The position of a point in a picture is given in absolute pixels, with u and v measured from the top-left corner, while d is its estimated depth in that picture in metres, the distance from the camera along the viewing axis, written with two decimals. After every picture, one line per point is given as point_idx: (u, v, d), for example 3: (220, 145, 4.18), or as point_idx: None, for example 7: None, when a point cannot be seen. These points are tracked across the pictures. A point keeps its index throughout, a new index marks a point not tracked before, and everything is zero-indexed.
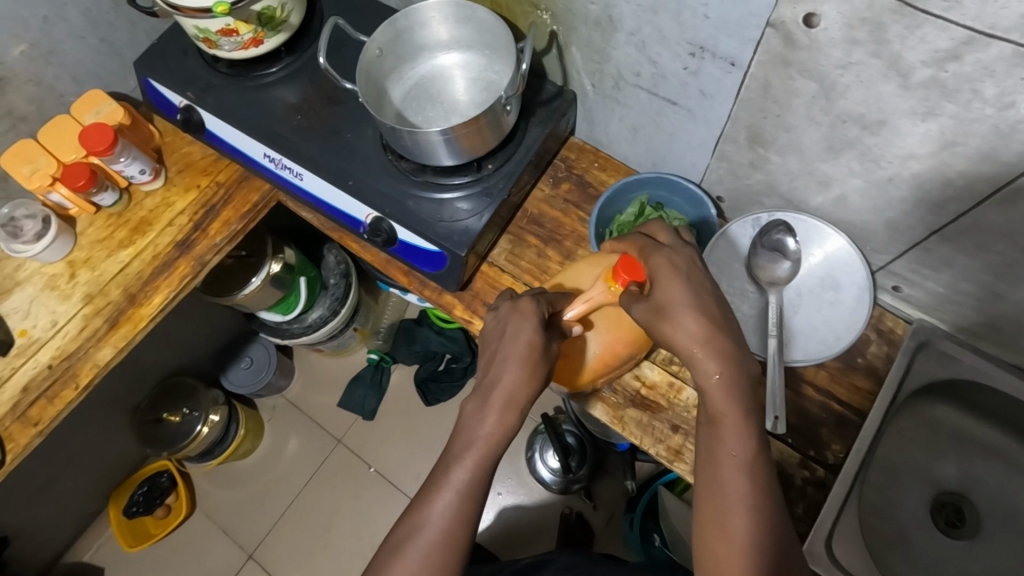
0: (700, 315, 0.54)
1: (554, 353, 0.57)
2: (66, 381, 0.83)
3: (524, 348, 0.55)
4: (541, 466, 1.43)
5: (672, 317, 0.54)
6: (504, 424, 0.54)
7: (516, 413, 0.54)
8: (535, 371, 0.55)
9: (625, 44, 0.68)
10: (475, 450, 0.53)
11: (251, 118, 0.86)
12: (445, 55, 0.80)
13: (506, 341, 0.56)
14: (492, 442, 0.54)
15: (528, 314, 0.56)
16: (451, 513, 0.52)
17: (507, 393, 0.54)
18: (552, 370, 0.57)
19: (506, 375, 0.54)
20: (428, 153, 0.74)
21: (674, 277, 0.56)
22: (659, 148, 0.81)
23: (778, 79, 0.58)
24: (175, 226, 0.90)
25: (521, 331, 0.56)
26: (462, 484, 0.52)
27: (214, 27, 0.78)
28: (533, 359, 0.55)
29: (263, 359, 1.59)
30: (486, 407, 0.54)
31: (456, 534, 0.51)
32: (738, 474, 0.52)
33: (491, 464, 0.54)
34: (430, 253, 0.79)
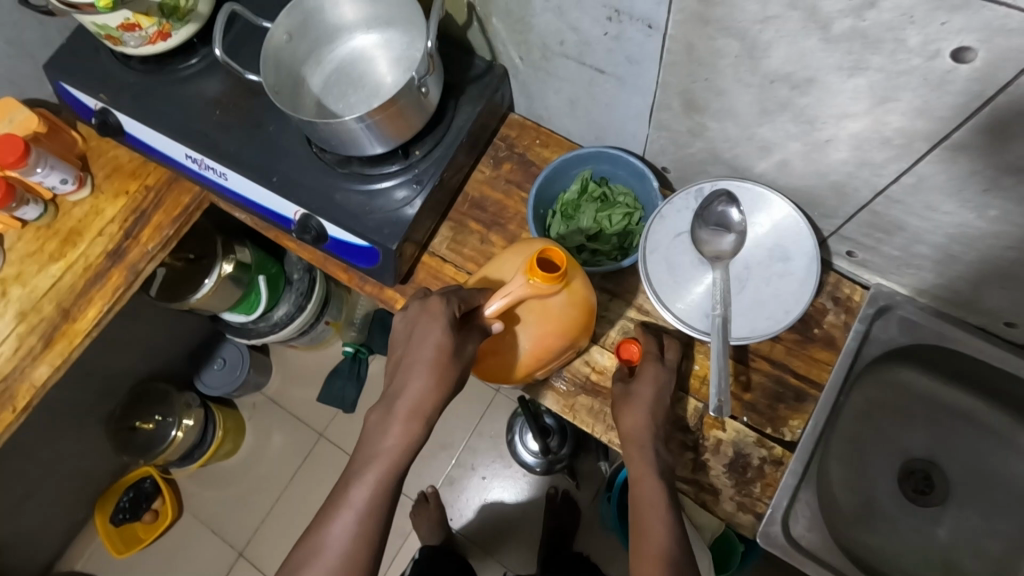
0: (649, 415, 0.65)
1: (466, 355, 0.57)
2: (3, 404, 0.80)
3: (431, 351, 0.56)
4: (523, 449, 1.43)
5: (631, 404, 0.66)
6: (407, 435, 0.56)
7: (419, 422, 0.56)
8: (444, 374, 0.56)
9: (542, 11, 0.63)
10: (378, 463, 0.55)
11: (170, 116, 0.82)
12: (364, 34, 0.75)
13: (416, 344, 0.57)
14: (394, 454, 0.56)
15: (434, 315, 0.57)
16: (350, 531, 0.54)
17: (412, 401, 0.56)
18: (464, 372, 0.58)
19: (410, 383, 0.56)
20: (353, 143, 0.70)
21: (652, 382, 0.67)
22: (598, 120, 0.77)
23: (699, 39, 0.53)
24: (105, 235, 0.87)
25: (430, 333, 0.57)
26: (361, 504, 0.55)
27: (113, 23, 0.73)
28: (442, 365, 0.56)
29: (236, 358, 1.56)
30: (390, 416, 0.56)
31: (359, 549, 0.54)
32: (659, 526, 0.59)
33: (394, 478, 0.56)
34: (361, 248, 0.75)
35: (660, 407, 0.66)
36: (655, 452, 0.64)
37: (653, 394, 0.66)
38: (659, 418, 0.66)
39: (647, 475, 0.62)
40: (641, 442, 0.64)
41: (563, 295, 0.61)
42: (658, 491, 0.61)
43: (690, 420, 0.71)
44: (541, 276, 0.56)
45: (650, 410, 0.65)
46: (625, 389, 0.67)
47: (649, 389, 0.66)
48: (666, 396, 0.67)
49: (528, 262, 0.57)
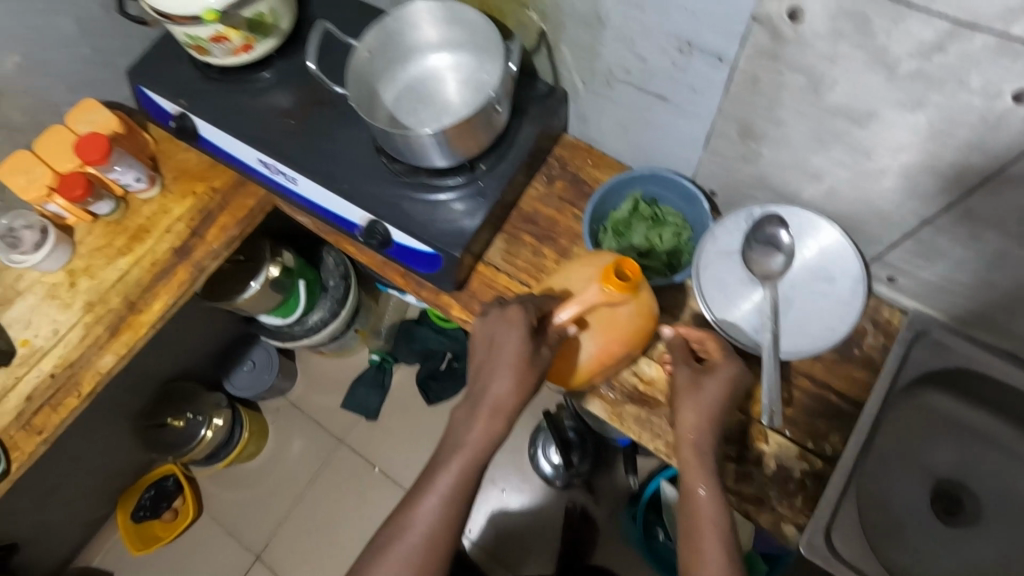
0: (711, 415, 0.65)
1: (542, 359, 0.64)
2: (70, 389, 0.84)
3: (512, 357, 0.63)
4: (543, 461, 1.44)
5: (697, 400, 0.66)
6: (489, 430, 0.64)
7: (500, 419, 0.65)
8: (524, 378, 0.64)
9: (612, 41, 0.67)
10: (462, 453, 0.64)
11: (245, 124, 0.86)
12: (436, 55, 0.80)
13: (499, 351, 0.64)
14: (476, 448, 0.64)
15: (514, 322, 0.64)
16: (435, 513, 0.62)
17: (494, 401, 0.64)
18: (541, 375, 0.65)
19: (493, 385, 0.64)
20: (425, 152, 0.74)
21: (722, 381, 0.66)
22: (651, 144, 0.81)
23: (766, 73, 0.58)
24: (172, 233, 0.91)
25: (510, 341, 0.64)
26: (446, 488, 0.63)
27: (204, 34, 0.79)
28: (523, 371, 0.64)
29: (264, 361, 1.59)
30: (475, 414, 0.65)
31: (442, 526, 0.62)
32: (714, 536, 0.60)
33: (474, 467, 0.64)
34: (425, 254, 0.79)
35: (723, 406, 0.66)
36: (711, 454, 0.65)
37: (720, 391, 0.66)
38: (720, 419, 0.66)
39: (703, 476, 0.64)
40: (699, 441, 0.65)
41: (631, 304, 0.65)
42: (713, 494, 0.63)
43: (735, 430, 0.74)
44: (615, 285, 0.60)
45: (714, 409, 0.65)
46: (692, 376, 0.67)
47: (718, 385, 0.66)
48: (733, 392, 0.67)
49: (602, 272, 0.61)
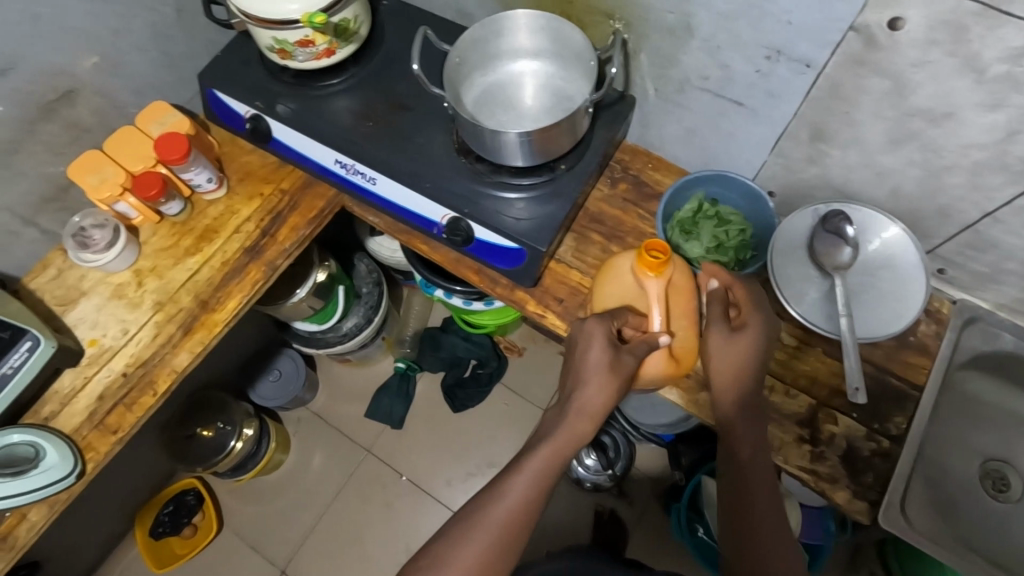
0: (744, 375, 0.73)
1: (630, 363, 0.72)
2: (143, 388, 0.83)
3: (599, 365, 0.72)
4: (577, 464, 1.43)
5: (736, 360, 0.73)
6: (575, 428, 0.73)
7: (586, 421, 0.73)
8: (612, 383, 0.72)
9: (697, 50, 0.73)
10: (550, 444, 0.71)
11: (322, 126, 0.89)
12: (513, 62, 0.85)
13: (586, 360, 0.72)
14: (559, 443, 0.72)
15: (597, 333, 0.73)
16: (518, 495, 0.69)
17: (584, 401, 0.73)
18: (626, 378, 0.72)
19: (586, 389, 0.72)
20: (507, 150, 0.77)
21: (756, 335, 0.74)
22: (714, 148, 0.86)
23: (851, 79, 0.64)
24: (242, 233, 0.92)
25: (593, 347, 0.72)
26: (532, 474, 0.70)
27: (292, 38, 0.82)
28: (610, 376, 0.72)
29: (291, 372, 1.57)
30: (564, 414, 0.73)
31: (525, 508, 0.68)
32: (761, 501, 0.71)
33: (559, 460, 0.72)
34: (508, 250, 0.83)
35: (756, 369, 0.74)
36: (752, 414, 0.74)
37: (751, 350, 0.73)
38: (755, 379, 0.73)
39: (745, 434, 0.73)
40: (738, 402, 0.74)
41: (678, 272, 0.77)
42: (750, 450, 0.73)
43: (805, 414, 0.79)
44: (653, 267, 0.73)
45: (749, 372, 0.73)
46: (729, 335, 0.75)
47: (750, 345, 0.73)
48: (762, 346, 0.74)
49: (641, 268, 0.75)
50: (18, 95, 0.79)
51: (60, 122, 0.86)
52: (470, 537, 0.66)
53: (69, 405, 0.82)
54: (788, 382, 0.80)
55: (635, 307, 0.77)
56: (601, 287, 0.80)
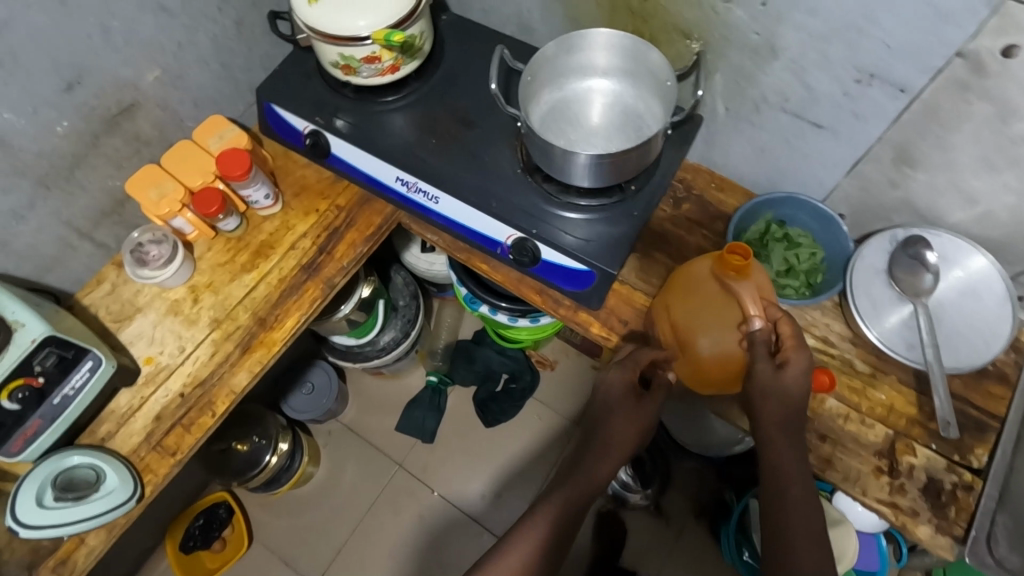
0: (791, 405, 0.70)
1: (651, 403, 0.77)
2: (202, 408, 0.81)
3: (620, 401, 0.75)
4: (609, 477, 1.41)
5: (777, 393, 0.70)
6: (601, 467, 0.74)
7: (610, 458, 0.75)
8: (636, 420, 0.76)
9: (780, 71, 0.71)
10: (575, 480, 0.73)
11: (384, 142, 0.87)
12: (581, 80, 0.83)
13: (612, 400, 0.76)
14: (581, 482, 0.73)
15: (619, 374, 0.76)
16: (545, 529, 0.69)
17: (609, 439, 0.75)
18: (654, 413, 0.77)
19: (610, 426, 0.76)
20: (579, 171, 0.75)
21: (803, 371, 0.70)
22: (783, 169, 0.85)
23: (952, 103, 0.62)
24: (298, 250, 0.90)
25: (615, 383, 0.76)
26: (557, 508, 0.71)
27: (359, 55, 0.81)
28: (634, 415, 0.76)
29: (324, 385, 1.53)
30: (589, 450, 0.76)
31: (550, 546, 0.69)
32: (799, 516, 0.64)
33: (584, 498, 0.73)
34: (576, 272, 0.81)
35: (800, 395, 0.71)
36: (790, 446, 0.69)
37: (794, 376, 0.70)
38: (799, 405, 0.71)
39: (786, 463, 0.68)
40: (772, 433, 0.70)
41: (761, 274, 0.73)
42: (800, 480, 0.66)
43: (883, 444, 0.77)
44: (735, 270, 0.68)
45: (787, 395, 0.70)
46: (775, 372, 0.69)
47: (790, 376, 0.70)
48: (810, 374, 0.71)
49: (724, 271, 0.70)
50: (84, 108, 0.78)
51: (122, 134, 0.84)
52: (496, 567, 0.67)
53: (126, 425, 0.80)
54: (864, 412, 0.78)
55: (706, 312, 0.73)
56: (677, 297, 0.77)
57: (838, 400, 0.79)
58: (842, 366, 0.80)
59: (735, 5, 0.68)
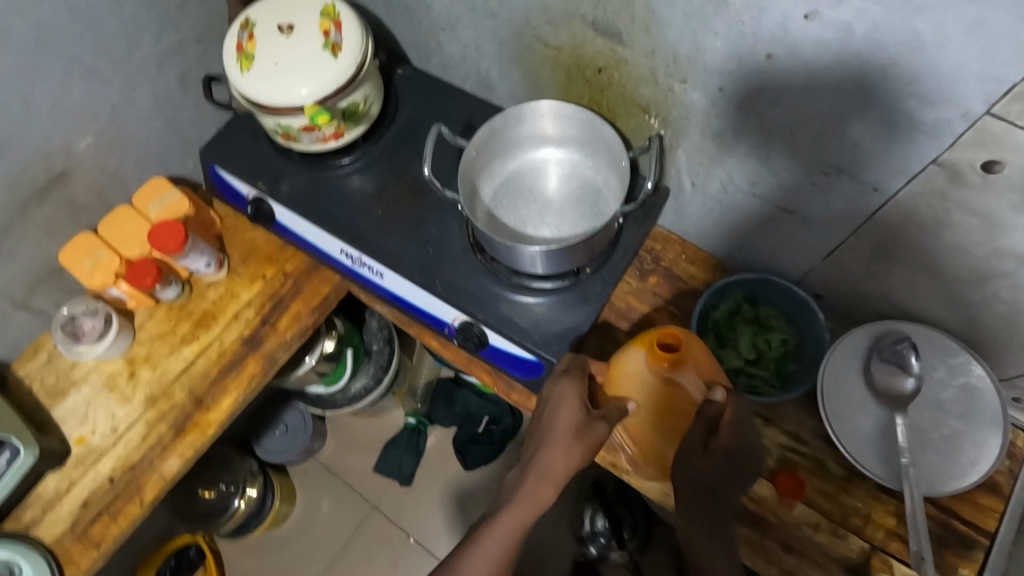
0: (721, 474, 0.60)
1: (603, 431, 0.61)
2: (130, 496, 0.77)
3: (566, 428, 0.60)
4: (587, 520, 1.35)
5: (709, 460, 0.60)
6: (541, 499, 0.57)
7: (553, 487, 0.58)
8: (583, 451, 0.59)
9: (745, 155, 0.64)
10: (509, 519, 0.55)
11: (329, 212, 0.82)
12: (536, 149, 0.77)
13: (551, 423, 0.61)
14: (518, 522, 0.56)
15: (567, 394, 0.63)
16: None
17: (552, 468, 0.58)
18: (597, 448, 0.60)
19: (552, 454, 0.58)
20: (524, 259, 0.70)
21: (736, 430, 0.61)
22: (755, 247, 0.77)
23: (930, 210, 0.55)
24: (241, 320, 0.86)
25: (562, 410, 0.62)
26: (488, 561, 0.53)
27: (296, 124, 0.76)
28: (575, 442, 0.59)
29: (298, 424, 1.50)
30: (523, 480, 0.58)
31: None
32: None
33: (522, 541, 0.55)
34: (525, 360, 0.75)
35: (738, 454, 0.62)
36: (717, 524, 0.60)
37: (730, 454, 0.61)
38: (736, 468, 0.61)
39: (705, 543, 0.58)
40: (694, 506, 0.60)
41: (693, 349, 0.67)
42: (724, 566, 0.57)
43: (857, 560, 0.68)
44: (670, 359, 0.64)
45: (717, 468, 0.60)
46: (704, 443, 0.60)
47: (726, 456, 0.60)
48: (748, 440, 0.62)
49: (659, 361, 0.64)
50: (10, 181, 0.75)
51: (54, 202, 0.81)
52: None
53: (51, 512, 0.77)
54: (837, 520, 0.70)
55: (655, 413, 0.66)
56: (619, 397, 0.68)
57: (808, 505, 0.71)
58: (813, 468, 0.72)
59: (692, 87, 0.61)
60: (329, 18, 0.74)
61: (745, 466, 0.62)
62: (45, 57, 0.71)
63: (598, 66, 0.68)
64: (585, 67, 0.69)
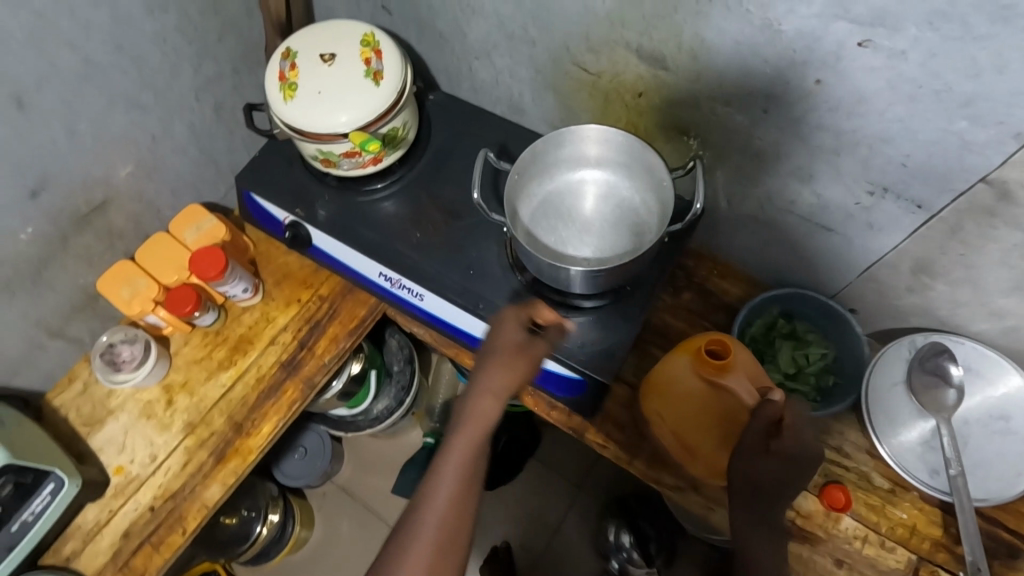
0: (782, 481, 0.58)
1: (545, 345, 0.57)
2: (172, 525, 0.77)
3: (507, 347, 0.56)
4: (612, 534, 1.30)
5: (765, 463, 0.58)
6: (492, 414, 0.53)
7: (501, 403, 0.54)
8: (528, 365, 0.56)
9: (786, 175, 0.66)
10: (462, 441, 0.51)
11: (366, 236, 0.82)
12: (573, 169, 0.78)
13: (492, 343, 0.57)
14: (472, 442, 0.51)
15: (510, 317, 0.58)
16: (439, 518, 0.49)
17: (499, 384, 0.54)
18: (541, 361, 0.57)
19: (494, 373, 0.54)
20: (569, 279, 0.71)
21: (799, 434, 0.58)
22: (790, 264, 0.78)
23: (974, 226, 0.57)
24: (278, 344, 0.86)
25: (505, 327, 0.58)
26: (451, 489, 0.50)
27: (339, 150, 0.76)
28: (520, 356, 0.56)
29: (318, 448, 1.47)
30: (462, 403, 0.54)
31: (449, 539, 0.49)
32: None
33: (479, 460, 0.52)
34: (569, 379, 0.76)
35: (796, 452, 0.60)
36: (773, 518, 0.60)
37: (792, 458, 0.57)
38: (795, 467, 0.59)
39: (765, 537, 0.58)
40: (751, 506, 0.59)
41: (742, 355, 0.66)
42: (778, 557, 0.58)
43: (905, 573, 0.69)
44: (713, 366, 0.65)
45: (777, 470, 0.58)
46: (761, 448, 0.58)
47: (790, 460, 0.57)
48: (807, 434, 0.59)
49: (702, 367, 0.66)
50: (53, 212, 0.75)
51: (94, 232, 0.81)
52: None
53: (92, 543, 0.76)
54: (882, 533, 0.70)
55: (703, 415, 0.67)
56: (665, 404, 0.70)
57: (854, 518, 0.71)
58: (857, 482, 0.72)
59: (735, 110, 0.63)
60: (369, 47, 0.76)
61: (807, 468, 0.59)
62: (90, 93, 0.72)
63: (639, 90, 0.70)
64: (625, 91, 0.71)
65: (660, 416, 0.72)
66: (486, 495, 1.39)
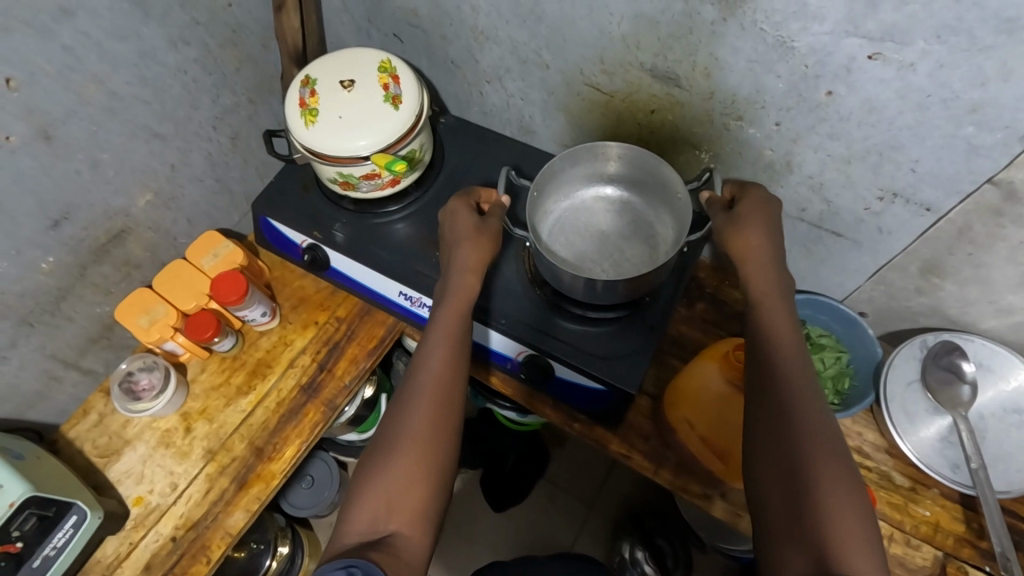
0: (773, 270, 0.62)
1: (496, 223, 0.72)
2: (195, 555, 0.75)
3: (466, 228, 0.71)
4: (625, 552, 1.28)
5: (746, 234, 0.62)
6: (469, 281, 0.68)
7: (475, 275, 0.68)
8: (487, 242, 0.70)
9: (797, 184, 0.69)
10: (449, 305, 0.67)
11: (384, 257, 0.83)
12: (586, 186, 0.80)
13: (456, 232, 0.71)
14: (457, 303, 0.67)
15: (461, 206, 0.73)
16: (439, 359, 0.64)
17: (472, 258, 0.69)
18: (496, 235, 0.71)
19: (462, 250, 0.69)
20: (590, 289, 0.72)
21: (764, 220, 0.63)
22: (801, 271, 0.81)
23: (982, 226, 0.60)
24: (298, 367, 0.86)
25: (460, 214, 0.72)
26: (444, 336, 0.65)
27: (359, 173, 0.78)
28: (479, 235, 0.70)
29: (326, 477, 1.42)
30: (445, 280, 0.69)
31: (450, 377, 0.64)
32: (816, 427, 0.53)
33: (465, 315, 0.67)
34: (592, 391, 0.76)
35: (788, 402, 0.55)
36: (841, 482, 0.51)
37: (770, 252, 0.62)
38: (792, 418, 0.54)
39: (796, 485, 0.52)
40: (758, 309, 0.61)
41: None
42: (807, 539, 0.48)
43: (933, 569, 0.70)
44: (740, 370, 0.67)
45: (765, 408, 0.56)
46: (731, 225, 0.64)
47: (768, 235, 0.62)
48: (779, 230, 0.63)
49: (728, 371, 0.69)
50: (72, 242, 0.75)
51: (111, 262, 0.81)
52: (408, 413, 0.62)
53: None
54: (908, 531, 0.71)
55: (728, 417, 0.70)
56: (691, 407, 0.73)
57: (879, 517, 0.72)
58: (879, 481, 0.74)
59: (749, 124, 0.66)
60: (387, 74, 0.78)
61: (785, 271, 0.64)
62: (113, 124, 0.73)
63: (651, 108, 0.73)
64: (639, 110, 0.74)
65: (682, 416, 0.74)
66: (496, 518, 1.37)
